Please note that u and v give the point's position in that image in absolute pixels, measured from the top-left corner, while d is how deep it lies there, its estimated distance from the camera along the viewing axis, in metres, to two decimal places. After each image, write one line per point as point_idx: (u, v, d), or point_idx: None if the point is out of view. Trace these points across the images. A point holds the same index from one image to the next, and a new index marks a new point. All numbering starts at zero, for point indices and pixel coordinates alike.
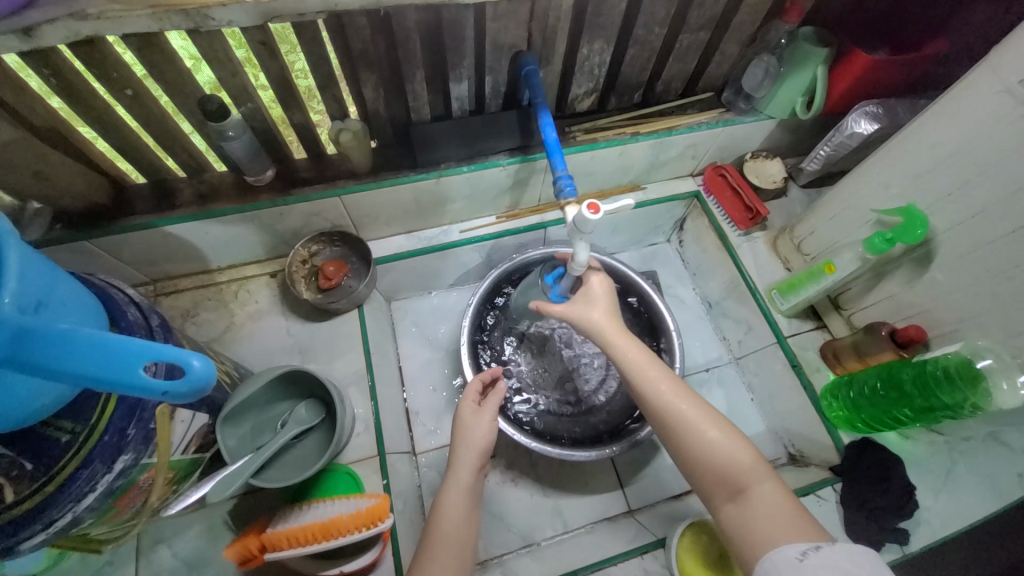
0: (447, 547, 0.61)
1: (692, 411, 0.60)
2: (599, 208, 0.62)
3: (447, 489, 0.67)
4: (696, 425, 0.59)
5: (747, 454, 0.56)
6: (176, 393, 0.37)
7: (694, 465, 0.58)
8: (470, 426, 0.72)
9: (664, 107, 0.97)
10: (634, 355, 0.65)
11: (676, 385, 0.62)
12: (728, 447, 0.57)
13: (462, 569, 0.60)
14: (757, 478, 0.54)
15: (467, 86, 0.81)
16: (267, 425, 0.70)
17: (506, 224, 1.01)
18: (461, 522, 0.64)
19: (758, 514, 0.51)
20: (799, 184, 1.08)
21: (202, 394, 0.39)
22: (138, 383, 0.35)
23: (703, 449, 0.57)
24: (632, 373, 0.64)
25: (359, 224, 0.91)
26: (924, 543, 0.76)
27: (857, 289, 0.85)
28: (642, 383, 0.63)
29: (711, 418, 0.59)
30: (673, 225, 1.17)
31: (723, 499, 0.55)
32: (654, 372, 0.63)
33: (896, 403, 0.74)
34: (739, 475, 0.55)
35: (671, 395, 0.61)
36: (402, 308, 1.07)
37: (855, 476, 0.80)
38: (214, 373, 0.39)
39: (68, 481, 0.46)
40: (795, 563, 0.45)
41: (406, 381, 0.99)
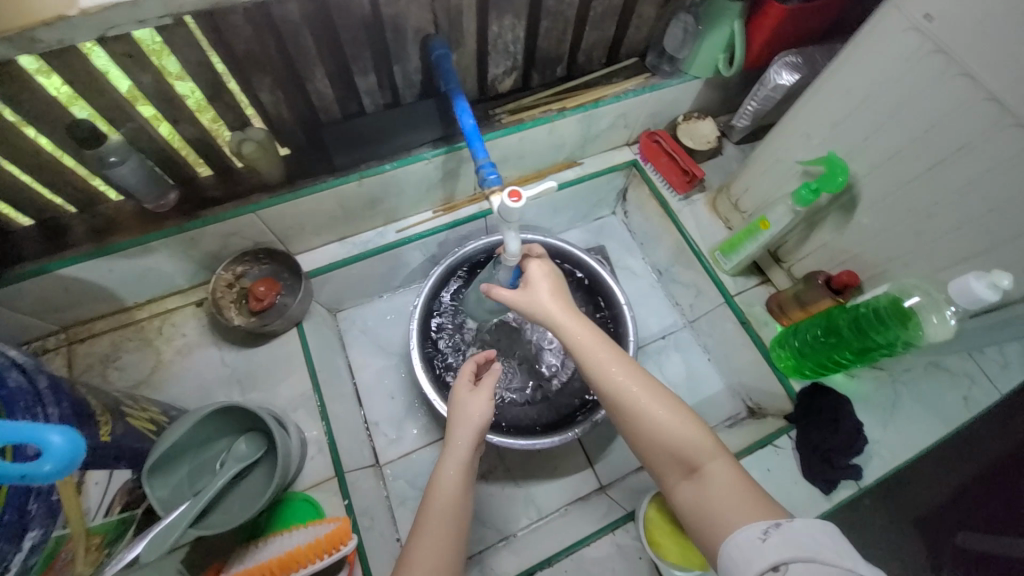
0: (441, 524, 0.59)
1: (646, 394, 0.59)
2: (520, 195, 0.61)
3: (440, 470, 0.63)
4: (648, 407, 0.58)
5: (700, 433, 0.56)
6: (36, 475, 0.32)
7: (647, 447, 0.58)
8: (465, 407, 0.68)
9: (589, 78, 0.95)
10: (585, 341, 0.63)
11: (630, 369, 0.61)
12: (680, 428, 0.56)
13: (453, 556, 0.58)
14: (710, 455, 0.55)
15: (375, 78, 0.76)
16: (205, 467, 0.66)
17: (444, 218, 0.97)
18: (456, 501, 0.61)
19: (713, 491, 0.52)
20: (734, 141, 1.09)
21: (72, 470, 0.34)
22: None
23: (658, 430, 0.57)
24: (585, 356, 0.63)
25: (285, 238, 0.86)
26: (877, 474, 0.80)
27: (794, 240, 0.86)
28: (594, 369, 0.62)
29: (663, 398, 0.59)
30: (616, 197, 1.16)
31: (680, 478, 0.55)
32: (606, 355, 0.62)
33: (836, 347, 0.76)
34: (692, 453, 0.55)
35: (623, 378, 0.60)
36: (348, 318, 1.02)
37: (807, 421, 0.82)
38: (81, 444, 0.34)
39: None
40: (757, 544, 0.44)
41: (361, 392, 0.95)
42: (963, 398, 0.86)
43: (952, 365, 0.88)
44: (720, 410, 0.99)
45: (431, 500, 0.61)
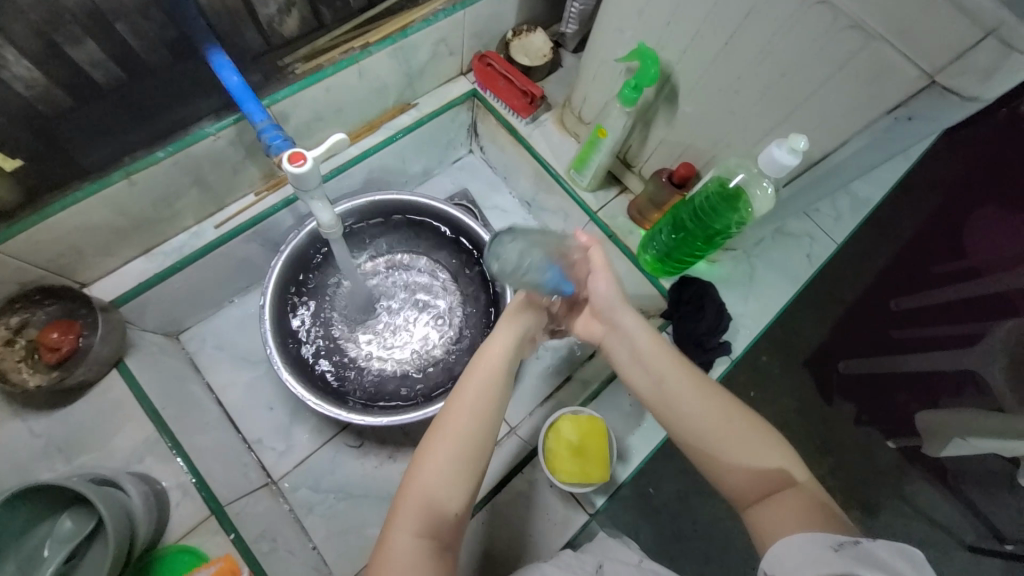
0: (487, 380, 0.56)
1: (735, 418, 0.54)
2: (304, 156, 0.52)
3: (489, 341, 0.60)
4: (737, 429, 0.54)
5: (779, 457, 0.52)
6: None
7: (719, 466, 0.53)
8: (511, 305, 0.63)
9: (391, 3, 0.81)
10: (658, 352, 0.60)
11: (721, 394, 0.57)
12: (761, 449, 0.52)
13: (488, 419, 0.54)
14: (791, 480, 0.50)
15: (96, 46, 0.58)
16: (27, 562, 0.55)
17: (271, 198, 0.84)
18: (504, 369, 0.58)
19: (785, 511, 0.46)
20: (570, 51, 1.04)
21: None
22: None
23: (740, 453, 0.52)
24: (670, 372, 0.58)
25: (61, 268, 0.70)
26: (745, 344, 0.87)
27: (637, 142, 0.85)
28: (669, 378, 0.58)
29: (747, 411, 0.55)
30: (467, 133, 1.08)
31: (752, 499, 0.50)
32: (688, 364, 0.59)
33: (687, 241, 0.78)
34: (774, 478, 0.50)
35: (706, 387, 0.57)
36: (196, 337, 0.89)
37: (679, 314, 0.86)
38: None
39: None
40: (826, 551, 0.40)
41: (233, 414, 0.85)
42: (807, 256, 0.94)
43: (795, 229, 0.96)
44: None
45: (472, 371, 0.58)
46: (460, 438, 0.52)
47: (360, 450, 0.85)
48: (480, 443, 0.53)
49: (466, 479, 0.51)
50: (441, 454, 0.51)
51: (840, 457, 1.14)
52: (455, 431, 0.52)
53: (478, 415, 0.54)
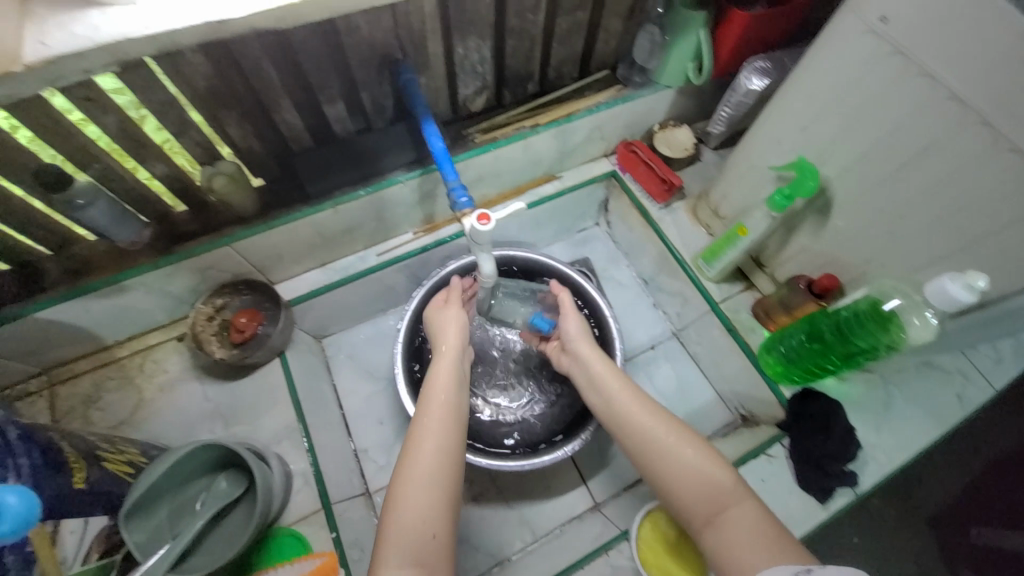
0: (439, 412, 0.61)
1: (674, 436, 0.62)
2: (489, 218, 0.61)
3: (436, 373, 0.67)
4: (679, 448, 0.61)
5: (724, 475, 0.58)
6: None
7: (671, 485, 0.60)
8: (447, 323, 0.74)
9: (561, 93, 0.95)
10: (609, 373, 0.72)
11: (657, 411, 0.66)
12: (700, 470, 0.59)
13: (453, 451, 0.59)
14: (738, 499, 0.56)
15: (343, 107, 0.76)
16: (183, 509, 0.64)
17: (425, 239, 0.97)
18: (449, 397, 0.64)
19: (736, 532, 0.53)
20: (711, 147, 1.09)
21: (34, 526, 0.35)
22: None
23: (682, 471, 0.60)
24: (615, 393, 0.69)
25: (263, 268, 0.86)
26: (874, 479, 0.79)
27: (774, 245, 0.86)
28: (619, 400, 0.69)
29: (676, 427, 0.64)
30: (598, 208, 1.16)
31: (702, 521, 0.57)
32: (620, 390, 0.70)
33: (823, 354, 0.75)
34: (718, 496, 0.57)
35: (636, 411, 0.66)
36: (335, 343, 1.01)
37: (800, 429, 0.81)
38: (37, 510, 0.35)
39: None
40: None
41: (349, 420, 0.94)
42: (958, 397, 0.84)
43: (944, 363, 0.87)
44: (713, 420, 0.97)
45: (427, 405, 0.63)
46: (431, 461, 0.56)
47: None
48: (452, 462, 0.58)
49: (449, 504, 0.55)
50: (416, 480, 0.55)
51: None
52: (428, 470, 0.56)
53: (442, 448, 0.58)
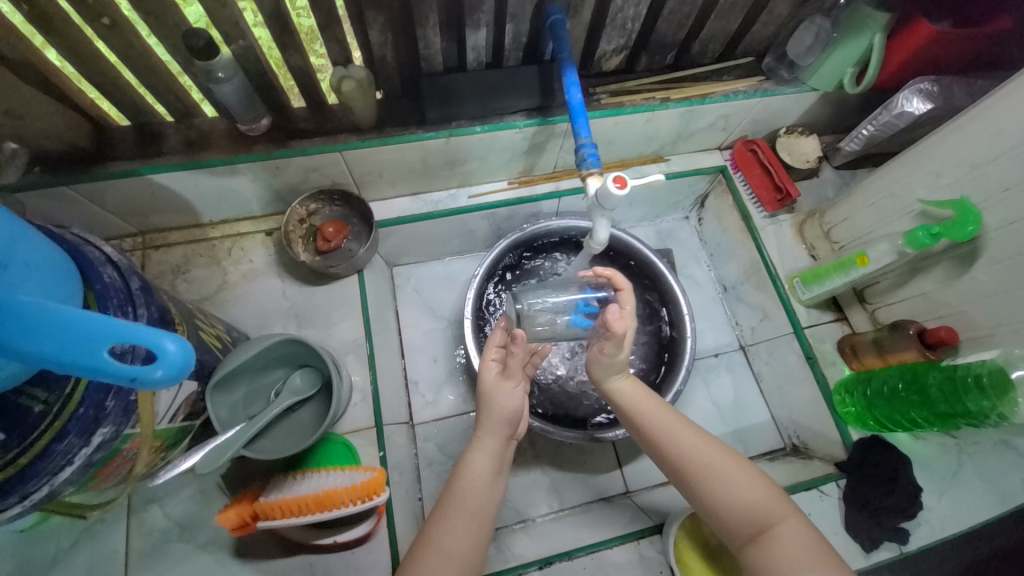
0: (462, 508, 0.61)
1: (713, 455, 0.61)
2: (625, 182, 0.58)
3: (472, 462, 0.65)
4: (719, 469, 0.60)
5: (768, 493, 0.58)
6: (147, 379, 0.32)
7: (714, 509, 0.59)
8: (500, 403, 0.68)
9: (698, 71, 0.89)
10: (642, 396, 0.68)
11: (694, 432, 0.64)
12: (745, 491, 0.58)
13: (474, 544, 0.59)
14: (779, 515, 0.56)
15: (485, 34, 0.72)
16: (259, 394, 0.66)
17: (519, 191, 0.94)
18: (483, 488, 0.63)
19: (784, 552, 0.53)
20: (833, 165, 1.02)
21: (182, 378, 0.34)
22: (99, 368, 0.30)
23: (727, 494, 0.58)
24: (650, 418, 0.66)
25: (361, 183, 0.85)
26: (923, 542, 0.76)
27: (887, 283, 0.81)
28: (653, 419, 0.66)
29: (714, 445, 0.62)
30: (693, 201, 1.10)
31: (745, 541, 0.56)
32: (653, 412, 0.66)
33: (915, 406, 0.72)
34: (766, 514, 0.56)
35: (675, 435, 0.63)
36: (404, 274, 1.01)
37: (861, 476, 0.78)
38: (187, 364, 0.33)
39: (60, 436, 0.40)
40: None
41: (406, 350, 0.95)
42: None
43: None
44: (762, 442, 0.95)
45: (453, 495, 0.62)
46: (443, 555, 0.57)
47: None
48: (472, 548, 0.59)
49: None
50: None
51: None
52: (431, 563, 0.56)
53: (459, 545, 0.58)
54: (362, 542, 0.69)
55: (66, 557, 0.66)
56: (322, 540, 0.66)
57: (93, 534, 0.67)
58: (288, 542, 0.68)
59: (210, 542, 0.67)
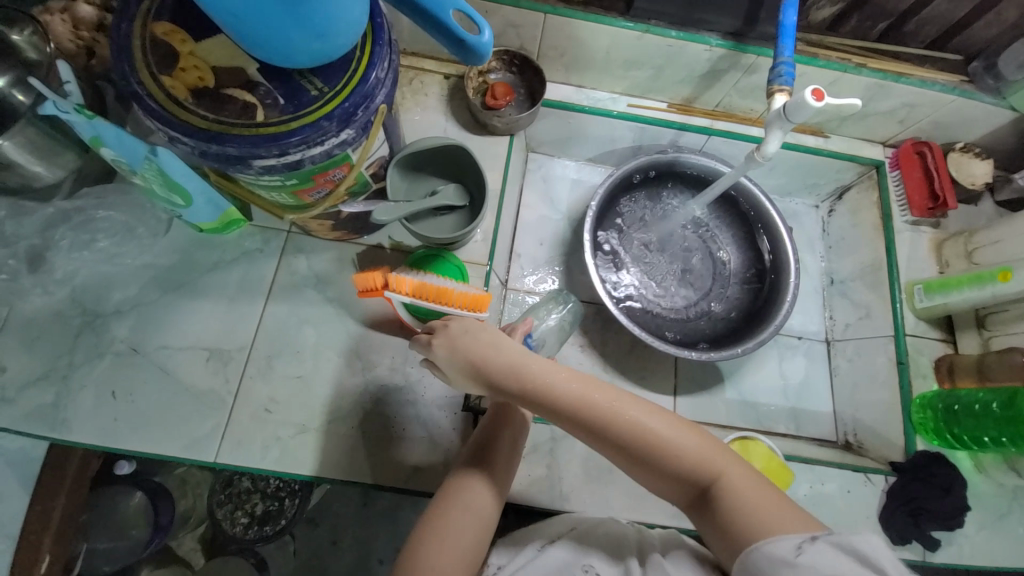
0: (479, 471, 0.62)
1: (606, 400, 0.53)
2: (822, 96, 0.60)
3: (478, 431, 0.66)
4: (618, 405, 0.53)
5: (680, 435, 0.53)
6: (467, 45, 0.48)
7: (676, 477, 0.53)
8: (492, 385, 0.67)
9: (902, 51, 0.87)
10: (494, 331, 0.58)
11: (578, 376, 0.54)
12: (661, 425, 0.53)
13: (490, 513, 0.61)
14: (717, 466, 0.52)
15: None
16: (419, 189, 0.78)
17: (674, 116, 0.97)
18: (503, 456, 0.64)
19: (732, 508, 0.50)
20: (996, 199, 0.96)
21: (481, 60, 0.51)
22: (447, 26, 0.48)
23: (654, 444, 0.53)
24: (519, 366, 0.55)
25: (542, 56, 0.91)
26: (951, 559, 0.76)
27: (1015, 312, 0.81)
28: (533, 367, 0.55)
29: (579, 376, 0.55)
30: (832, 191, 1.07)
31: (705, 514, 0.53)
32: (579, 399, 0.53)
33: (1002, 424, 0.74)
34: (692, 463, 0.52)
35: (613, 409, 0.53)
36: (537, 161, 1.08)
37: (915, 477, 0.79)
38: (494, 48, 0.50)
39: (324, 119, 0.51)
40: (790, 559, 0.45)
41: (519, 225, 1.03)
42: None
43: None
44: (815, 428, 0.96)
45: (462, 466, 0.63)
46: (456, 523, 0.58)
47: None
48: (491, 511, 0.61)
49: (484, 529, 0.60)
50: (429, 537, 0.57)
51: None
52: (444, 532, 0.57)
53: (480, 504, 0.60)
54: None
55: (227, 267, 0.80)
56: (422, 329, 0.77)
57: (250, 259, 0.80)
58: (395, 322, 0.79)
59: (336, 299, 0.80)
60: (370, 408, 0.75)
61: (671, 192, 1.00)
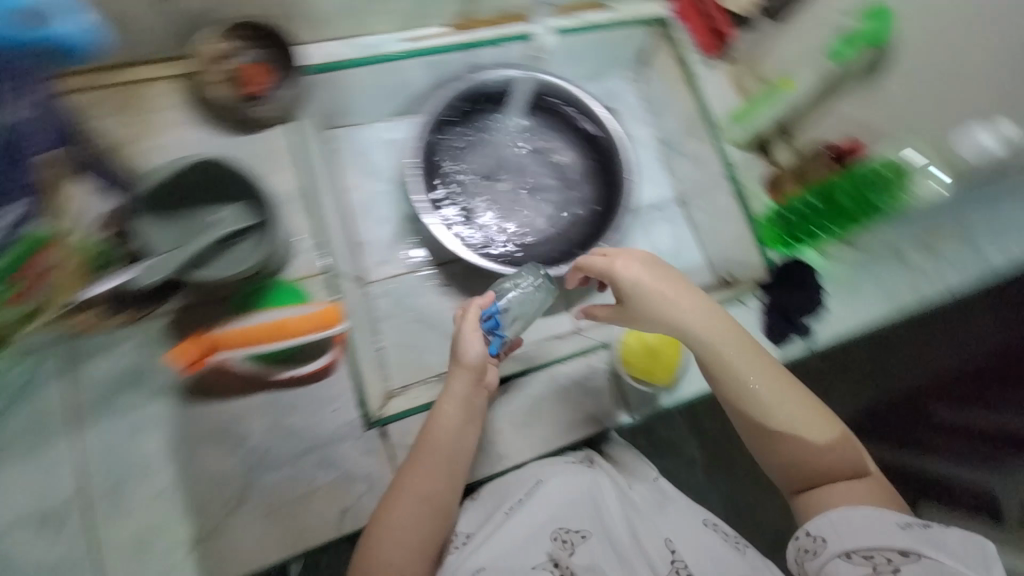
0: (434, 459, 0.62)
1: (762, 387, 0.59)
2: None
3: (432, 428, 0.64)
4: (788, 397, 0.59)
5: (813, 423, 0.59)
6: (89, 43, 0.53)
7: (788, 445, 0.59)
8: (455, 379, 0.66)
9: None
10: (660, 285, 0.62)
11: (735, 338, 0.61)
12: (801, 413, 0.59)
13: (446, 496, 0.62)
14: (841, 447, 0.59)
15: None
16: (192, 231, 0.64)
17: (457, 37, 0.89)
18: (449, 440, 0.64)
19: (835, 489, 0.57)
20: (776, 20, 0.93)
21: (96, 43, 0.53)
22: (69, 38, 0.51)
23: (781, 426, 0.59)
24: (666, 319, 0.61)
25: (280, 16, 0.77)
26: (824, 338, 0.88)
27: (807, 111, 0.90)
28: (694, 332, 0.61)
29: (764, 377, 0.60)
30: (635, 59, 1.05)
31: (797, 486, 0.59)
32: (714, 333, 0.60)
33: (829, 211, 0.84)
34: (825, 447, 0.58)
35: (768, 403, 0.59)
36: (340, 138, 0.93)
37: (778, 287, 0.89)
38: (102, 27, 0.54)
39: None
40: (895, 530, 0.50)
41: (347, 212, 0.91)
42: (918, 290, 0.90)
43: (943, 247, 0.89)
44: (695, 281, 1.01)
45: (417, 457, 0.63)
46: (409, 515, 0.59)
47: (440, 287, 0.92)
48: (448, 490, 0.62)
49: (441, 515, 0.61)
50: (388, 530, 0.58)
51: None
52: (401, 526, 0.58)
53: (433, 490, 0.61)
54: (323, 375, 0.71)
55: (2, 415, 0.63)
56: (281, 373, 0.69)
57: (28, 393, 0.64)
58: (243, 381, 0.68)
59: (164, 387, 0.67)
60: (264, 480, 0.66)
61: (485, 116, 0.94)
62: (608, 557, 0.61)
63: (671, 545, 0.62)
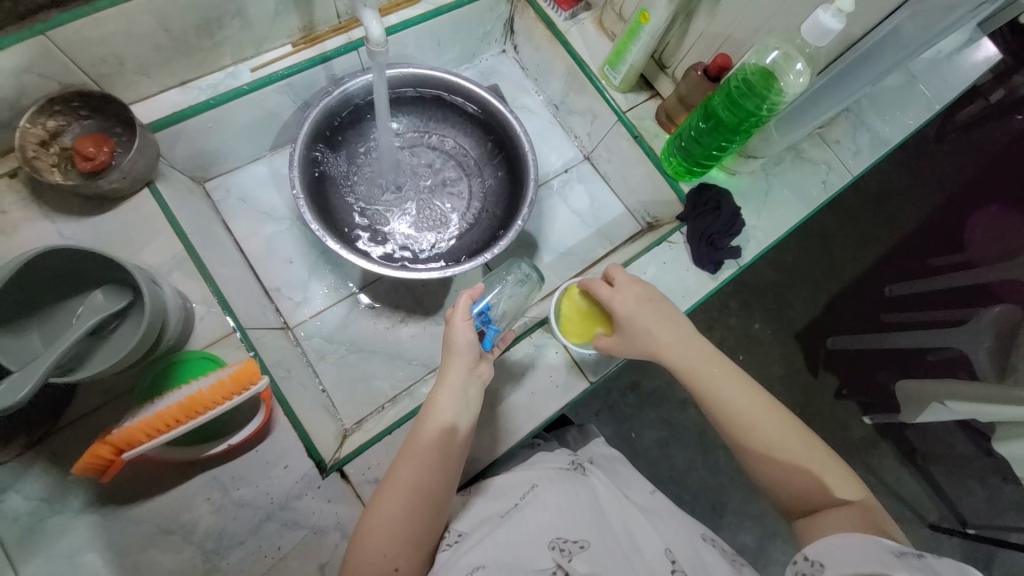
0: (427, 454, 0.61)
1: (740, 399, 0.62)
2: None
3: (420, 430, 0.62)
4: (762, 417, 0.61)
5: (799, 451, 0.59)
6: None
7: (766, 463, 0.59)
8: (447, 392, 0.64)
9: None
10: (645, 312, 0.70)
11: (722, 366, 0.65)
12: (781, 440, 0.60)
13: (427, 507, 0.59)
14: (829, 477, 0.58)
15: None
16: (63, 326, 0.61)
17: (307, 52, 0.84)
18: (442, 442, 0.62)
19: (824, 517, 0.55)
20: None
21: None
22: None
23: (761, 440, 0.60)
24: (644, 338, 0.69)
25: (101, 78, 0.70)
26: (752, 253, 0.90)
27: (675, 39, 0.89)
28: (674, 351, 0.67)
29: (743, 387, 0.63)
30: (502, 30, 1.05)
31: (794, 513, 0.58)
32: (693, 360, 0.66)
33: (716, 132, 0.80)
34: (805, 470, 0.58)
35: (748, 422, 0.61)
36: (221, 186, 0.90)
37: (695, 215, 0.88)
38: None
39: None
40: (889, 556, 0.45)
41: (251, 262, 0.87)
42: (823, 182, 0.94)
43: (836, 136, 0.96)
44: (621, 232, 1.03)
45: (407, 455, 0.61)
46: (392, 519, 0.57)
47: (370, 309, 0.89)
48: (439, 496, 0.60)
49: (422, 519, 0.59)
50: (366, 528, 0.57)
51: (799, 392, 1.30)
52: (385, 528, 0.57)
53: (420, 481, 0.59)
54: (263, 439, 0.66)
55: None
56: (213, 449, 0.63)
57: None
58: (180, 466, 0.64)
59: (89, 503, 0.61)
60: (226, 563, 0.62)
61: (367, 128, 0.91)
62: (609, 556, 0.59)
63: (671, 555, 0.62)
